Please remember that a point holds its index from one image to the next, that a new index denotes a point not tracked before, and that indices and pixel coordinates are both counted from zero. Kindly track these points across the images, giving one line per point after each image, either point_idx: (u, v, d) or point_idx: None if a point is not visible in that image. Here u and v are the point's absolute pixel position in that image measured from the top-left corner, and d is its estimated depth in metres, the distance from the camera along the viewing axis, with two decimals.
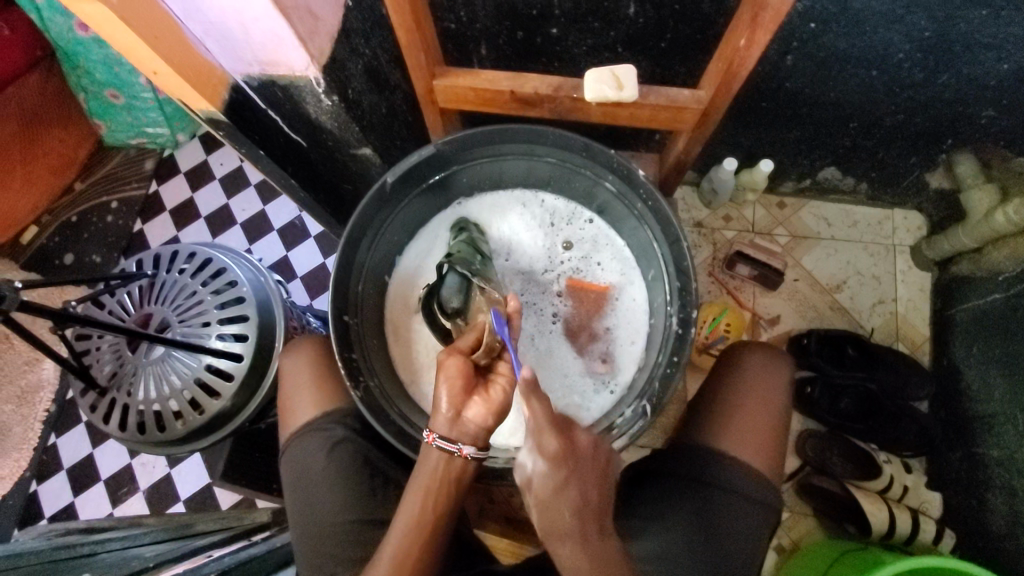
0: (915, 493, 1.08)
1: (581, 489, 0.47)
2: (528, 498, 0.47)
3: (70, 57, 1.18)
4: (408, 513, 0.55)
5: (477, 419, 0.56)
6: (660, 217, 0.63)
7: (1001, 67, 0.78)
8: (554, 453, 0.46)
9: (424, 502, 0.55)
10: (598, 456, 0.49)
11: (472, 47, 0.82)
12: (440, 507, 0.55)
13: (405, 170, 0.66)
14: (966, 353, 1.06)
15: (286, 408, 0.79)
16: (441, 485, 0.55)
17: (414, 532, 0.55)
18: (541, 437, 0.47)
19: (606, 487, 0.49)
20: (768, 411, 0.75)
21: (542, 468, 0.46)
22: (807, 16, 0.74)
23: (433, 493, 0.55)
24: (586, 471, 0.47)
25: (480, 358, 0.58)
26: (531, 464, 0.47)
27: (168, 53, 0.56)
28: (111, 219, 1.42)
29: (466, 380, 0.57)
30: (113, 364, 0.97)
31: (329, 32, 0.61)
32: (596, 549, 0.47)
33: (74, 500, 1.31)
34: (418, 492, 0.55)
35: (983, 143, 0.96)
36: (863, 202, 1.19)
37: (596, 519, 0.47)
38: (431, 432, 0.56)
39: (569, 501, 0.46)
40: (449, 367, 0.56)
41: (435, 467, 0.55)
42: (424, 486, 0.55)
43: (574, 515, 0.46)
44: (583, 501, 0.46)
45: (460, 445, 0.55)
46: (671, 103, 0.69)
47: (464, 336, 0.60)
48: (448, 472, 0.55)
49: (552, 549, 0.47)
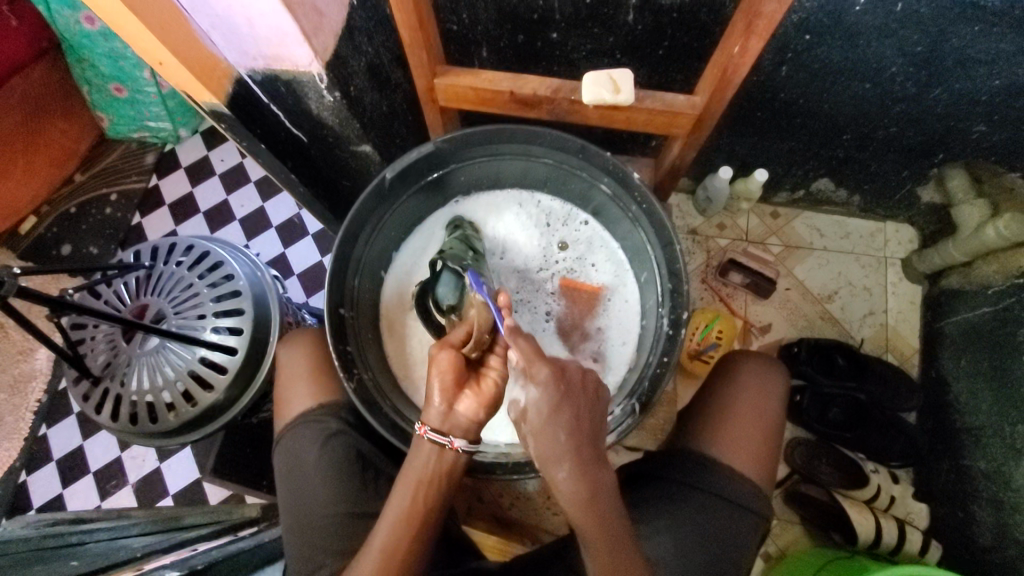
0: (902, 503, 1.08)
1: (575, 413, 0.51)
2: (526, 429, 0.52)
3: (75, 50, 1.19)
4: (398, 506, 0.56)
5: (468, 413, 0.57)
6: (654, 219, 0.65)
7: (992, 84, 0.79)
8: (545, 379, 0.50)
9: (414, 494, 0.56)
10: (589, 384, 0.53)
11: (473, 49, 0.83)
12: (430, 501, 0.56)
13: (405, 166, 0.66)
14: (954, 366, 1.07)
15: (281, 399, 0.79)
16: (433, 478, 0.56)
17: (405, 524, 0.56)
18: (531, 368, 0.51)
19: (598, 413, 0.53)
20: (762, 421, 0.76)
21: (535, 395, 0.50)
22: (802, 28, 0.75)
23: (425, 486, 0.56)
24: (579, 400, 0.51)
25: (470, 351, 0.59)
26: (525, 396, 0.51)
27: (175, 45, 0.57)
28: (110, 212, 1.43)
29: (457, 375, 0.57)
30: (107, 353, 0.97)
31: (332, 29, 0.63)
32: (592, 477, 0.51)
33: (62, 492, 1.30)
34: (409, 484, 0.56)
35: (974, 158, 0.97)
36: (856, 215, 1.21)
37: (589, 444, 0.51)
38: (423, 425, 0.56)
39: (562, 425, 0.50)
40: (440, 360, 0.57)
41: (427, 461, 0.56)
42: (415, 478, 0.56)
43: (566, 439, 0.50)
44: (575, 425, 0.50)
45: (451, 438, 0.56)
46: (668, 108, 0.71)
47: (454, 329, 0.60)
48: (440, 465, 0.56)
49: (549, 474, 0.51)
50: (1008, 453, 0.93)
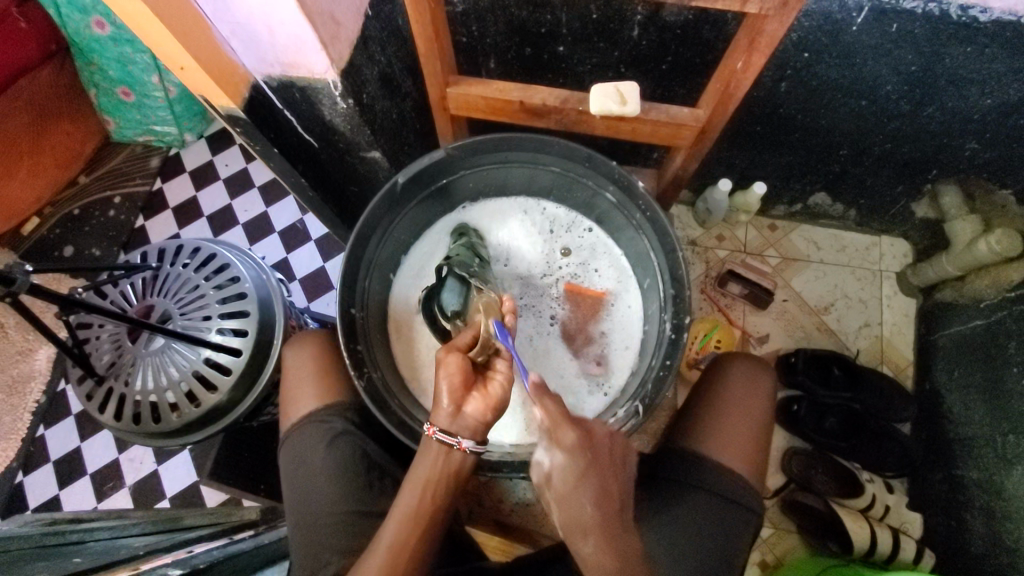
0: (897, 512, 1.09)
1: (602, 479, 0.49)
2: (549, 496, 0.49)
3: (85, 54, 1.21)
4: (404, 504, 0.56)
5: (476, 414, 0.58)
6: (657, 226, 0.66)
7: (984, 102, 0.82)
8: (571, 445, 0.49)
9: (420, 493, 0.56)
10: (615, 446, 0.52)
11: (481, 60, 0.85)
12: (437, 501, 0.57)
13: (416, 172, 0.68)
14: (947, 378, 1.09)
15: (288, 399, 0.80)
16: (440, 478, 0.57)
17: (409, 521, 0.56)
18: (558, 432, 0.50)
19: (624, 479, 0.51)
20: (752, 419, 0.77)
21: (559, 459, 0.49)
22: (801, 45, 0.78)
23: (432, 485, 0.57)
24: (604, 463, 0.50)
25: (477, 355, 0.60)
26: (549, 459, 0.49)
27: (195, 50, 0.59)
28: (114, 214, 1.44)
29: (465, 378, 0.58)
30: (112, 353, 0.98)
31: (348, 38, 0.65)
32: (621, 551, 0.48)
33: (58, 493, 1.30)
34: (416, 483, 0.57)
35: (967, 175, 1.00)
36: (852, 228, 1.23)
37: (616, 511, 0.49)
38: (432, 427, 0.57)
39: (589, 494, 0.48)
40: (449, 365, 0.58)
41: (434, 460, 0.57)
42: (423, 477, 0.57)
43: (593, 509, 0.47)
44: (602, 493, 0.48)
45: (459, 438, 0.57)
46: (672, 119, 0.73)
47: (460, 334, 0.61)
48: (447, 465, 0.57)
49: (575, 548, 0.48)
50: (999, 464, 0.95)
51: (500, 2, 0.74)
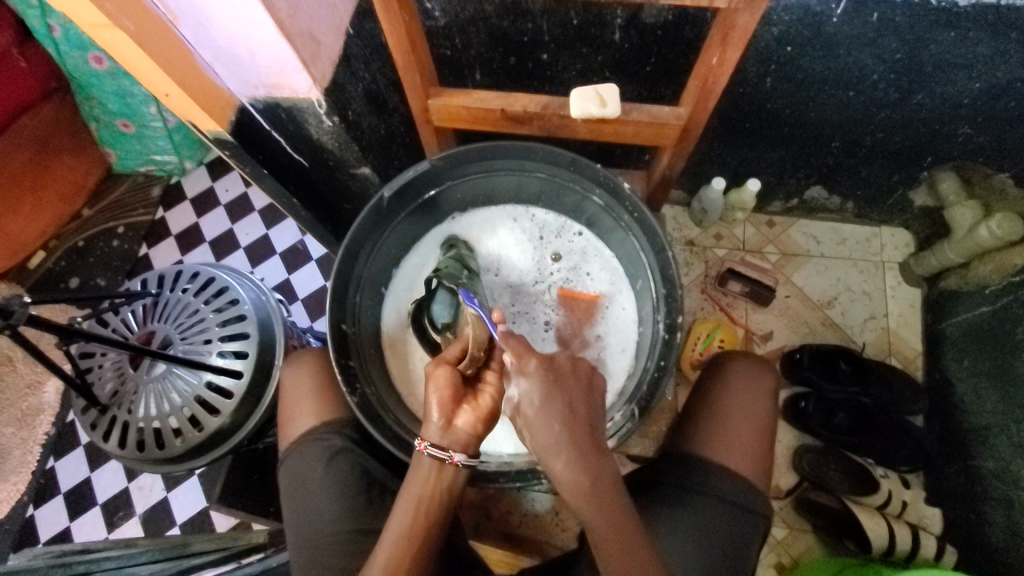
0: (915, 508, 1.07)
1: (567, 398, 0.52)
2: (520, 423, 0.53)
3: (85, 89, 1.23)
4: (398, 524, 0.56)
5: (467, 426, 0.57)
6: (645, 227, 0.66)
7: (972, 86, 0.82)
8: (535, 373, 0.52)
9: (414, 510, 0.56)
10: (581, 373, 0.55)
11: (467, 73, 0.86)
12: (432, 516, 0.56)
13: (402, 184, 0.68)
14: (957, 367, 1.07)
15: (288, 418, 0.80)
16: (433, 494, 0.57)
17: (403, 540, 0.55)
18: (521, 361, 0.53)
19: (594, 402, 0.54)
20: (754, 419, 0.76)
21: (524, 385, 0.52)
22: (783, 40, 0.78)
23: (425, 500, 0.56)
24: (570, 384, 0.53)
25: (465, 368, 0.60)
26: (517, 390, 0.53)
27: (180, 77, 0.60)
28: (117, 244, 1.46)
29: (454, 390, 0.58)
30: (115, 381, 0.99)
31: (330, 57, 0.65)
32: (592, 465, 0.51)
33: (70, 524, 1.30)
34: (411, 500, 0.56)
35: (963, 161, 0.99)
36: (851, 221, 1.22)
37: (585, 432, 0.51)
38: (426, 445, 0.57)
39: (556, 415, 0.51)
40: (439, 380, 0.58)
41: (427, 477, 0.57)
42: (418, 492, 0.56)
43: (561, 428, 0.50)
44: (568, 411, 0.51)
45: (451, 453, 0.56)
46: (654, 119, 0.73)
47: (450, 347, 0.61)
48: (440, 481, 0.57)
49: (550, 467, 0.51)
50: (1017, 453, 0.92)
51: (481, 13, 0.75)
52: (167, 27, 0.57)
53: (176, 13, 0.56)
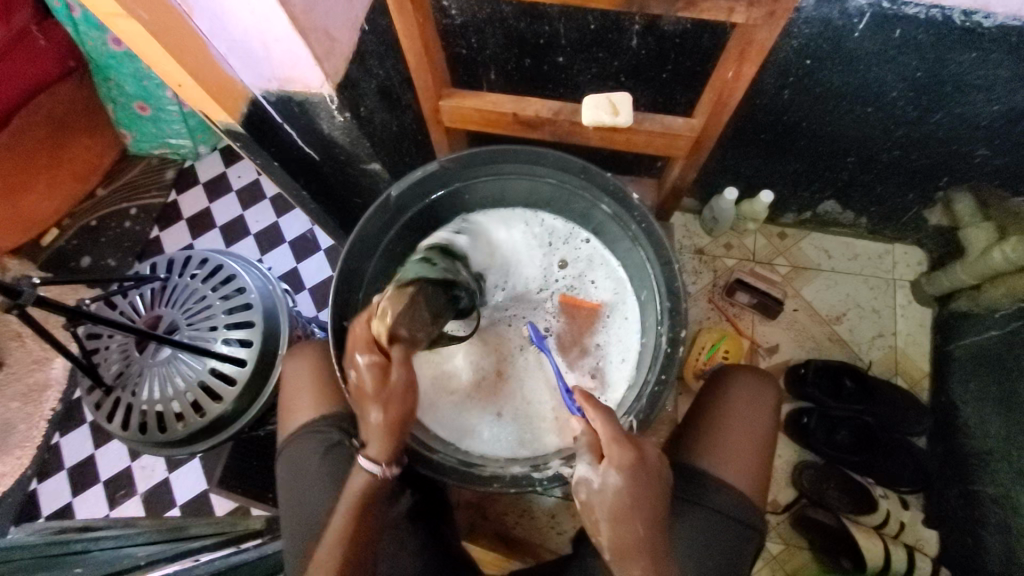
0: (912, 529, 1.07)
1: (648, 500, 0.58)
2: (600, 512, 0.58)
3: (102, 70, 1.25)
4: (336, 529, 0.63)
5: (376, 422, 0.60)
6: (652, 238, 0.65)
7: (993, 108, 0.80)
8: (628, 468, 0.57)
9: (353, 506, 0.63)
10: (656, 468, 0.60)
11: (482, 72, 0.86)
12: (365, 519, 0.64)
13: (409, 184, 0.68)
14: (963, 390, 1.06)
15: (287, 409, 0.81)
16: (364, 498, 0.63)
17: (343, 534, 0.63)
18: (611, 452, 0.57)
19: (663, 499, 0.60)
20: (753, 433, 0.76)
21: (616, 482, 0.57)
22: (802, 53, 0.76)
23: (359, 507, 0.63)
24: (648, 481, 0.58)
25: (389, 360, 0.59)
26: (602, 479, 0.57)
27: (193, 67, 0.60)
28: (129, 225, 1.47)
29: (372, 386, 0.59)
30: (121, 363, 1.00)
31: (343, 53, 0.65)
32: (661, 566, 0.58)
33: (72, 500, 1.32)
34: (349, 497, 0.63)
35: (981, 182, 0.97)
36: (864, 236, 1.21)
37: (659, 534, 0.59)
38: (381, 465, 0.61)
39: (641, 518, 0.58)
40: (368, 390, 0.60)
41: (359, 487, 0.63)
42: (351, 502, 0.63)
43: (643, 531, 0.58)
44: (648, 511, 0.58)
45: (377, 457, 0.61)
46: (666, 130, 0.72)
47: (356, 335, 0.60)
48: (370, 489, 0.63)
49: (624, 559, 0.58)
50: (1018, 480, 0.91)
51: (498, 14, 0.74)
52: (182, 17, 0.57)
53: (191, 5, 0.56)
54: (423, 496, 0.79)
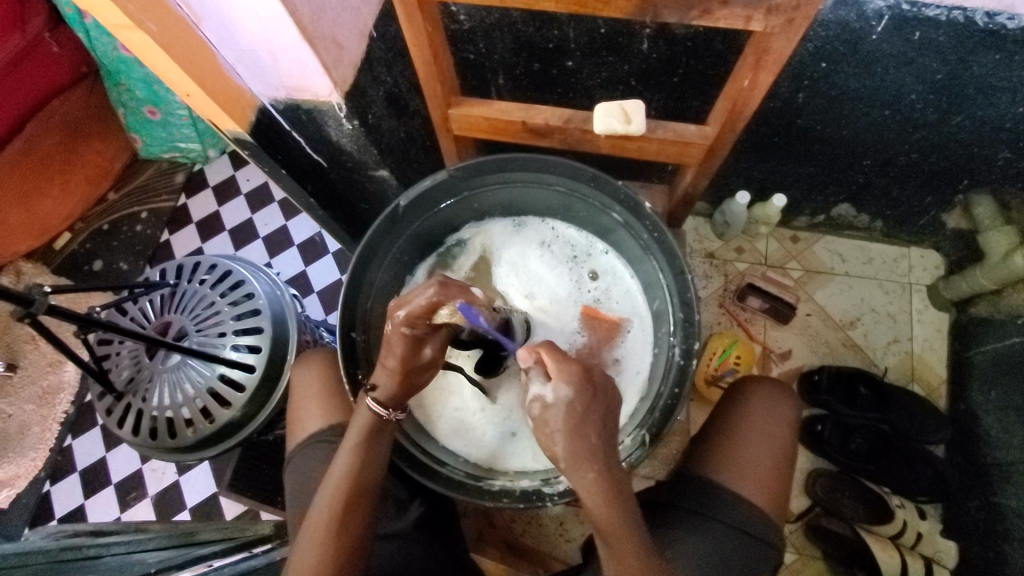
0: (929, 540, 1.05)
1: (602, 412, 0.52)
2: (551, 430, 0.51)
3: (113, 75, 1.25)
4: (337, 471, 0.61)
5: (386, 387, 0.60)
6: (665, 248, 0.64)
7: (1016, 110, 0.78)
8: (577, 381, 0.51)
9: (355, 452, 0.61)
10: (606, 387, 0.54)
11: (490, 77, 0.85)
12: (366, 463, 0.61)
13: (419, 194, 0.67)
14: (983, 398, 1.03)
15: (294, 418, 0.80)
16: (369, 441, 0.62)
17: (347, 479, 0.60)
18: (562, 366, 0.52)
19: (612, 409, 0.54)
20: (772, 446, 0.74)
21: (568, 393, 0.51)
22: (818, 56, 0.75)
23: (359, 454, 0.61)
24: (602, 397, 0.53)
25: (427, 340, 0.59)
26: (552, 393, 0.51)
27: (200, 77, 0.59)
28: (140, 229, 1.48)
29: (401, 357, 0.59)
30: (131, 369, 1.00)
31: (352, 61, 0.65)
32: (615, 485, 0.52)
33: (84, 502, 1.33)
34: (351, 441, 0.61)
35: (1002, 185, 0.95)
36: (879, 240, 1.19)
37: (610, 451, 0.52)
38: (386, 409, 0.61)
39: (594, 426, 0.51)
40: (396, 347, 0.58)
41: (363, 425, 0.62)
42: (354, 439, 0.61)
43: (597, 441, 0.51)
44: (604, 427, 0.52)
45: (389, 410, 0.62)
46: (679, 137, 0.71)
47: (414, 301, 0.56)
48: (375, 429, 0.62)
49: (575, 477, 0.51)
50: None
51: (506, 19, 0.73)
52: (190, 27, 0.57)
53: (200, 14, 0.56)
54: (431, 506, 0.79)
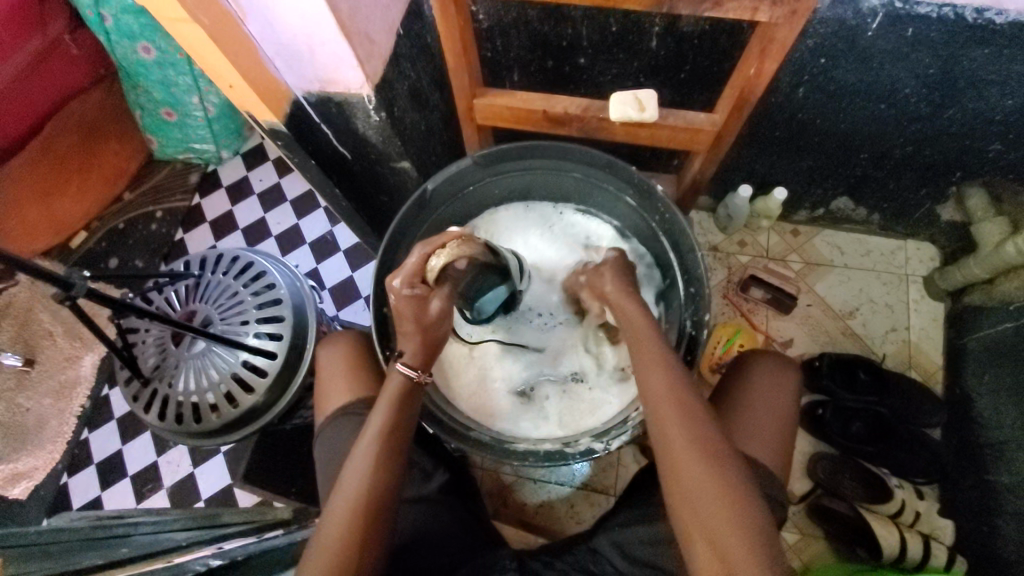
0: (927, 519, 1.08)
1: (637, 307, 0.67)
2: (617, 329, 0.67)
3: (132, 78, 1.30)
4: (373, 426, 0.64)
5: (410, 354, 0.66)
6: (676, 228, 0.69)
7: (1005, 103, 0.82)
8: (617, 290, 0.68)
9: (389, 408, 0.65)
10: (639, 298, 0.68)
11: (506, 74, 0.90)
12: (399, 421, 0.64)
13: (444, 179, 0.72)
14: (977, 383, 1.07)
15: (321, 396, 0.84)
16: (400, 402, 0.65)
17: (382, 435, 0.63)
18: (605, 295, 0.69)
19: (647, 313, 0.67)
20: (778, 413, 0.78)
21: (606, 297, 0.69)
22: (817, 52, 0.79)
23: (393, 412, 0.64)
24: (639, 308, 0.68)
25: (430, 293, 0.64)
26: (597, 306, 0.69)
27: (243, 69, 0.64)
28: (156, 227, 1.52)
29: (415, 319, 0.64)
30: (157, 356, 1.04)
31: (381, 55, 0.69)
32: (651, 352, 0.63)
33: (101, 493, 1.37)
34: (387, 397, 0.65)
35: (993, 176, 1.00)
36: (876, 233, 1.23)
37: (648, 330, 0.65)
38: (416, 371, 0.66)
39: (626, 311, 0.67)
40: (405, 311, 0.64)
41: (396, 387, 0.66)
42: (388, 398, 0.65)
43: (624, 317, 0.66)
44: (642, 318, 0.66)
45: (418, 372, 0.66)
46: (689, 124, 0.76)
47: (407, 263, 0.63)
48: (406, 391, 0.66)
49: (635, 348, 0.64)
50: None
51: (523, 18, 0.78)
52: (237, 21, 0.61)
53: (246, 11, 0.60)
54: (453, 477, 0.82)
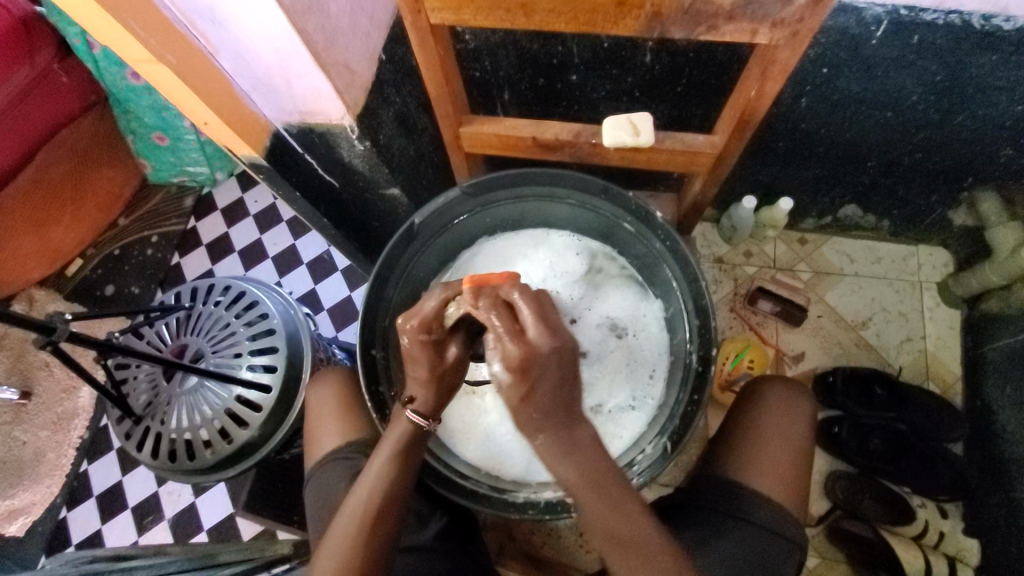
0: (952, 539, 1.04)
1: (548, 376, 0.50)
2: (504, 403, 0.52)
3: (122, 103, 1.28)
4: (376, 472, 0.61)
5: (421, 399, 0.59)
6: (678, 255, 0.66)
7: (1016, 109, 0.79)
8: (517, 365, 0.49)
9: (391, 462, 0.61)
10: (563, 358, 0.50)
11: (496, 93, 0.86)
12: (403, 468, 0.61)
13: (432, 211, 0.69)
14: (998, 395, 1.03)
15: (313, 436, 0.82)
16: (404, 451, 0.61)
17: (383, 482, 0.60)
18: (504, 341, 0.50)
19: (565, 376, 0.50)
20: (792, 443, 0.74)
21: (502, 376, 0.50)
22: (819, 62, 0.76)
23: (397, 459, 0.61)
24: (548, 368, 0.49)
25: (442, 339, 0.57)
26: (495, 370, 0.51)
27: (216, 106, 0.61)
28: (151, 253, 1.50)
29: (427, 367, 0.58)
30: (149, 393, 1.01)
31: (362, 84, 0.66)
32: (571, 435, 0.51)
33: (101, 526, 1.34)
34: (389, 449, 0.61)
35: (1006, 181, 0.96)
36: (887, 239, 1.19)
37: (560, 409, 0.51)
38: (428, 420, 0.60)
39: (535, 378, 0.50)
40: (417, 359, 0.57)
41: (402, 434, 0.61)
42: (392, 444, 0.61)
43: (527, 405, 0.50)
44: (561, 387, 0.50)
45: (429, 421, 0.60)
46: (687, 148, 0.72)
47: (423, 306, 0.56)
48: (412, 440, 0.61)
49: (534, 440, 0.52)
50: None
51: (510, 37, 0.75)
52: (207, 58, 0.59)
53: (216, 46, 0.58)
54: (452, 518, 0.79)
